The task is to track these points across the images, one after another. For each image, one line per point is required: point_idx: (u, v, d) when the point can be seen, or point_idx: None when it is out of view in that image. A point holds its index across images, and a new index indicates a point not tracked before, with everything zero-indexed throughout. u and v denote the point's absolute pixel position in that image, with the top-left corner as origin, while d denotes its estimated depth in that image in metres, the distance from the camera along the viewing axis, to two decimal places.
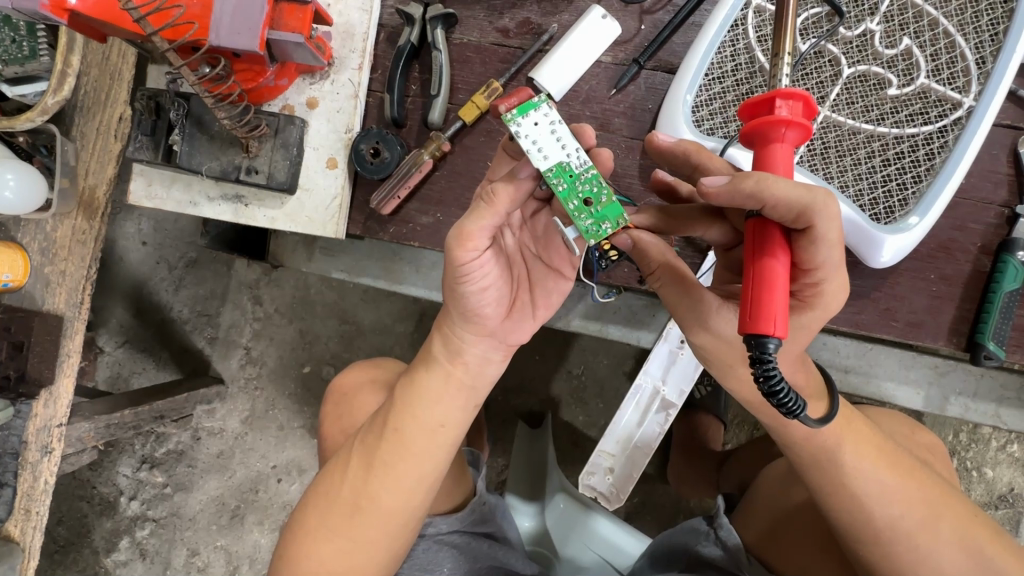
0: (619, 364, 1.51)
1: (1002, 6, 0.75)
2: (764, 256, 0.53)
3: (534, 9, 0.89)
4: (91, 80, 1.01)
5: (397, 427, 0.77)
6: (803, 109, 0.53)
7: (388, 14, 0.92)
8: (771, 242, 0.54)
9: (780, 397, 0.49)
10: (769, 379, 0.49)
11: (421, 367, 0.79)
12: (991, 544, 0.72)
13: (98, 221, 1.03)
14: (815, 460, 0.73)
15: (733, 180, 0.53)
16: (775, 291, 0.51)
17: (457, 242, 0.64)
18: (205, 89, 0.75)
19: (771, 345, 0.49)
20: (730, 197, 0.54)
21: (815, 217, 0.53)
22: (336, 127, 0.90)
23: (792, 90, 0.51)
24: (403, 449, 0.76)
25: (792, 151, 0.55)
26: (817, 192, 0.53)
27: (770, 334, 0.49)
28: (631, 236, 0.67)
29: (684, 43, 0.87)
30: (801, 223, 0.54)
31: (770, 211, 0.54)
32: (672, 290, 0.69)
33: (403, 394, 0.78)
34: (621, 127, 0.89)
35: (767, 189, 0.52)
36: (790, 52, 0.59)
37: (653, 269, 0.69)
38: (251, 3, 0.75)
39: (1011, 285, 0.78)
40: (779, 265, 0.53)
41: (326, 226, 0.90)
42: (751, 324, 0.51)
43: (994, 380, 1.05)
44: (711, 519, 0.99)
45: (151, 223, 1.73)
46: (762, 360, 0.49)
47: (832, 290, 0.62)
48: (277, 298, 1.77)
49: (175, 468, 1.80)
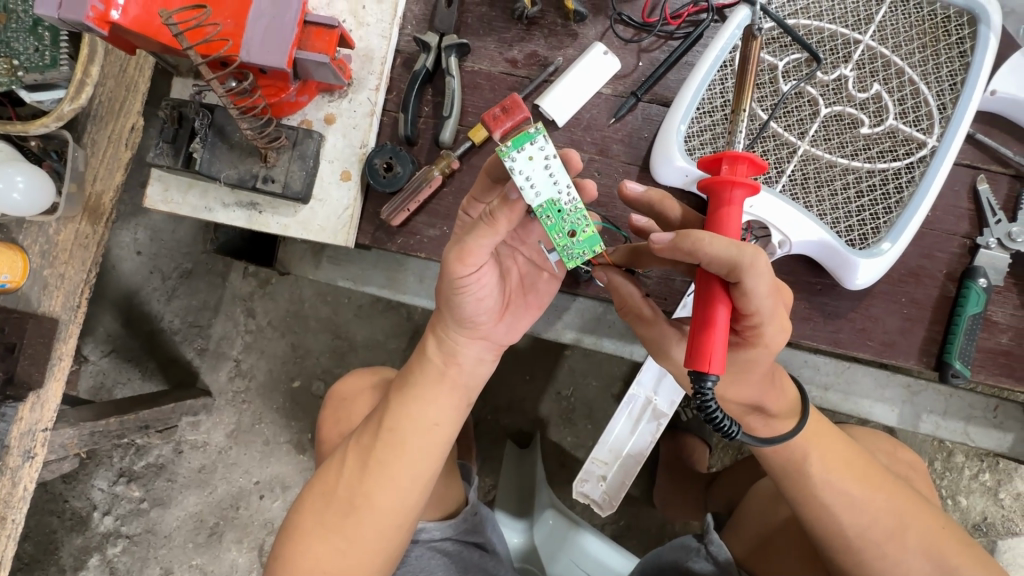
0: (607, 385, 1.54)
1: (959, 60, 0.84)
2: (702, 306, 0.59)
3: (542, 43, 0.97)
4: (107, 91, 1.05)
5: (391, 425, 0.79)
6: (746, 170, 0.61)
7: (405, 41, 0.98)
8: (710, 293, 0.60)
9: (713, 418, 0.58)
10: (704, 408, 0.56)
11: (415, 367, 0.82)
12: (958, 553, 0.75)
13: (102, 226, 1.07)
14: (784, 470, 0.78)
15: (672, 238, 0.59)
16: (712, 337, 0.57)
17: (459, 257, 0.68)
18: (231, 101, 0.80)
19: (709, 381, 0.56)
20: (672, 251, 0.60)
21: (742, 274, 0.57)
22: (351, 142, 0.95)
23: (737, 154, 0.60)
24: (399, 445, 0.78)
25: (738, 207, 0.62)
26: (743, 250, 0.57)
27: (708, 372, 0.55)
28: (606, 274, 0.76)
29: (677, 80, 0.95)
30: (733, 279, 0.58)
31: (707, 265, 0.59)
32: (640, 324, 0.76)
33: (399, 396, 0.81)
34: (619, 153, 0.95)
35: (700, 248, 0.58)
36: (749, 110, 0.66)
37: (625, 305, 0.77)
38: (284, 25, 0.81)
39: (974, 309, 0.85)
40: (717, 312, 0.58)
41: (336, 235, 0.95)
42: (693, 360, 0.57)
43: (962, 400, 1.10)
44: (701, 537, 1.03)
45: (147, 233, 1.74)
46: (701, 394, 0.56)
47: (773, 331, 0.65)
48: (270, 311, 1.78)
49: (154, 482, 1.76)
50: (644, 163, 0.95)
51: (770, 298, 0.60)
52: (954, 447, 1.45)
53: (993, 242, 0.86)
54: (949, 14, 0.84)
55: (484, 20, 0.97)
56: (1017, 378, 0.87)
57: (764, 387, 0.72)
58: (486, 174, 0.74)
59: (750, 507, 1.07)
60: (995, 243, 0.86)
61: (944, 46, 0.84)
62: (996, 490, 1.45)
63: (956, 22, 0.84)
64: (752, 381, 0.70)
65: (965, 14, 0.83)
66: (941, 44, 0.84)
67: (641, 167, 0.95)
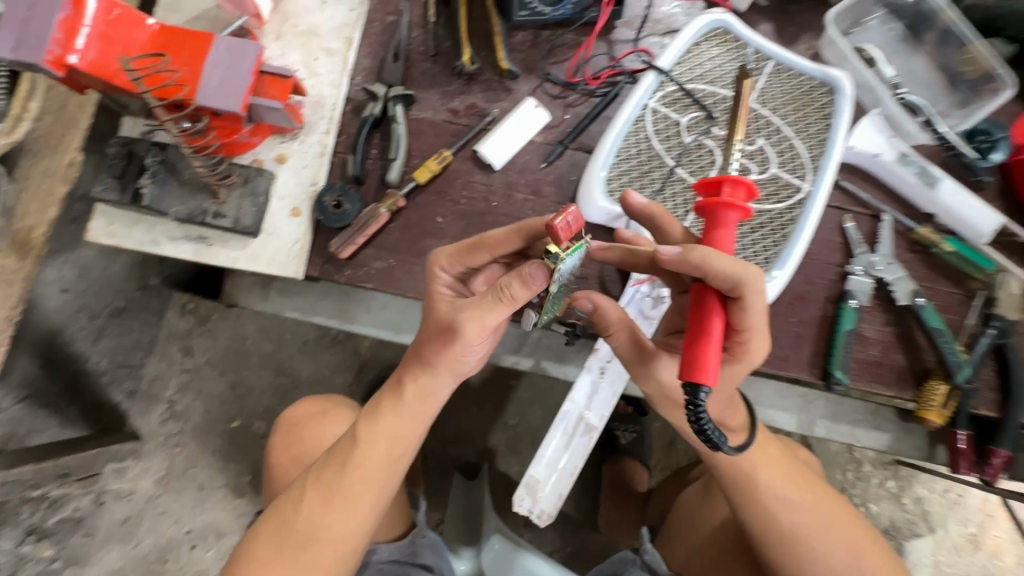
0: (550, 414, 1.61)
1: (823, 121, 1.02)
2: (703, 317, 0.68)
3: (480, 96, 1.08)
4: (45, 128, 1.11)
5: (360, 461, 0.80)
6: (745, 196, 0.70)
7: (355, 90, 1.06)
8: (710, 307, 0.69)
9: (707, 432, 0.63)
10: (699, 420, 0.62)
11: (388, 403, 0.82)
12: (869, 543, 0.87)
13: (30, 261, 1.10)
14: (733, 478, 0.87)
15: (684, 253, 0.67)
16: (711, 345, 0.65)
17: (478, 331, 0.73)
18: (184, 141, 0.86)
19: (703, 392, 0.63)
20: (680, 264, 0.67)
21: (745, 290, 0.67)
22: (301, 180, 1.01)
23: (739, 180, 0.68)
24: (366, 480, 0.80)
25: (733, 230, 0.71)
26: (747, 268, 0.67)
27: (704, 383, 0.63)
28: (592, 301, 0.82)
29: (600, 131, 1.08)
30: (735, 292, 0.68)
31: (712, 279, 0.67)
32: (631, 342, 0.84)
33: (365, 427, 0.81)
34: (550, 193, 1.06)
35: (710, 264, 0.66)
36: (742, 137, 0.80)
37: (613, 325, 0.84)
38: (239, 74, 0.87)
39: (848, 325, 1.00)
40: (714, 324, 0.67)
41: (286, 267, 0.99)
42: (688, 373, 0.64)
43: (848, 406, 1.25)
44: (637, 548, 1.10)
45: (76, 269, 1.62)
46: (695, 405, 0.62)
47: (757, 343, 0.76)
48: (210, 350, 1.73)
49: (69, 539, 1.63)
50: (572, 203, 1.06)
51: (762, 314, 0.72)
52: (860, 457, 1.62)
53: (860, 269, 1.03)
54: (814, 84, 1.03)
55: (428, 75, 1.08)
56: (886, 385, 1.02)
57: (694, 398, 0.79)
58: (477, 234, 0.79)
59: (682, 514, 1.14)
60: (861, 270, 1.03)
61: (811, 110, 1.03)
62: (899, 495, 1.61)
63: (819, 91, 1.03)
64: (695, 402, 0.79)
65: (826, 86, 1.02)
66: (809, 108, 1.03)
67: (570, 206, 1.06)
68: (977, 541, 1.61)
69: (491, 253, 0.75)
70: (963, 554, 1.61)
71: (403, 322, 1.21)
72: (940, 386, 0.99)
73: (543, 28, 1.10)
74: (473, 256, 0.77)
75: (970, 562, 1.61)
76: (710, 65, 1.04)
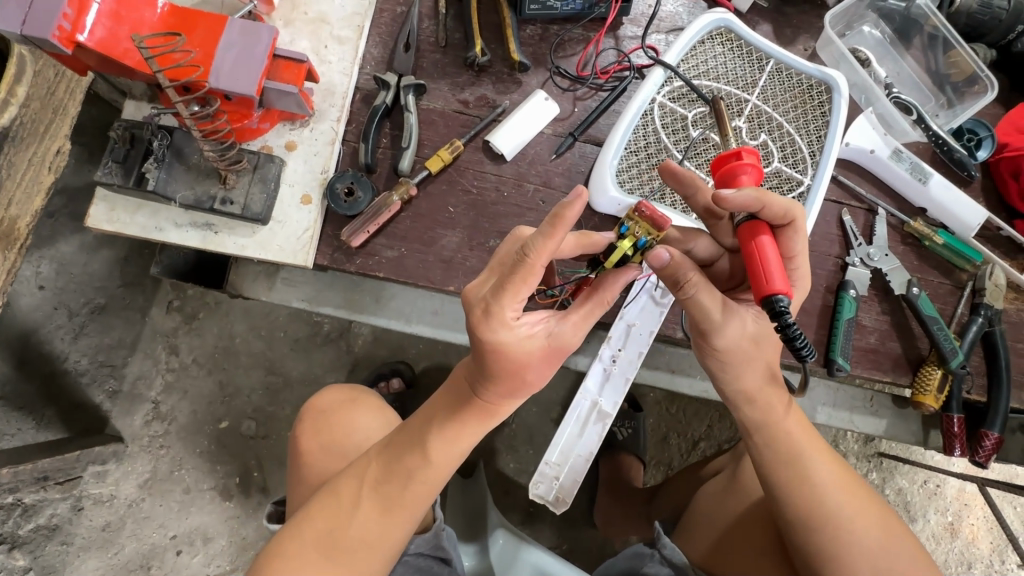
0: (547, 410, 1.60)
1: (822, 118, 1.04)
2: (758, 243, 0.67)
3: (490, 88, 1.09)
4: (31, 112, 1.06)
5: (426, 478, 0.79)
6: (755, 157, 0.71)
7: (364, 79, 1.06)
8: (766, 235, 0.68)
9: (798, 339, 0.62)
10: (789, 327, 0.62)
11: (452, 424, 0.77)
12: (907, 537, 0.82)
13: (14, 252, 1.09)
14: (786, 453, 0.82)
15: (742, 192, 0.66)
16: (774, 262, 0.65)
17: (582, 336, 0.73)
18: (195, 125, 0.84)
19: (782, 301, 0.64)
20: (743, 199, 0.66)
21: (794, 215, 0.71)
22: (311, 168, 1.00)
23: (748, 150, 0.70)
24: (429, 495, 0.80)
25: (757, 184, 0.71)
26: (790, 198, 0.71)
27: (780, 292, 0.64)
28: (669, 250, 0.69)
29: (607, 124, 1.10)
30: (787, 218, 0.71)
31: (767, 210, 0.68)
32: (708, 292, 0.71)
33: (417, 432, 0.80)
34: (560, 184, 1.07)
35: (767, 199, 0.67)
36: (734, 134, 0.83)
37: (690, 277, 0.70)
38: (252, 57, 0.86)
39: (848, 314, 1.04)
40: (771, 241, 0.67)
41: (296, 255, 0.98)
42: (766, 287, 0.65)
43: (847, 392, 1.31)
44: (654, 542, 1.02)
45: (53, 265, 1.47)
46: (781, 313, 0.63)
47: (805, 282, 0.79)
48: (196, 348, 1.66)
49: (44, 547, 1.52)
50: (581, 195, 1.07)
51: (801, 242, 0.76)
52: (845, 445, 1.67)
53: (858, 260, 1.07)
54: (812, 83, 1.05)
55: (438, 65, 1.08)
56: (883, 371, 1.06)
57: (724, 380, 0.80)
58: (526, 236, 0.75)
59: (701, 507, 1.08)
60: (858, 261, 1.07)
61: (812, 107, 1.05)
62: (881, 486, 1.60)
63: (817, 90, 1.05)
64: (752, 369, 0.79)
65: (824, 84, 1.04)
66: (808, 105, 1.05)
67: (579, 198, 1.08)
68: (954, 529, 1.60)
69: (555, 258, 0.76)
70: (942, 542, 1.59)
71: (413, 313, 1.24)
72: (935, 371, 1.03)
73: (552, 23, 1.11)
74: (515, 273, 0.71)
75: (949, 550, 1.59)
76: (714, 63, 1.06)
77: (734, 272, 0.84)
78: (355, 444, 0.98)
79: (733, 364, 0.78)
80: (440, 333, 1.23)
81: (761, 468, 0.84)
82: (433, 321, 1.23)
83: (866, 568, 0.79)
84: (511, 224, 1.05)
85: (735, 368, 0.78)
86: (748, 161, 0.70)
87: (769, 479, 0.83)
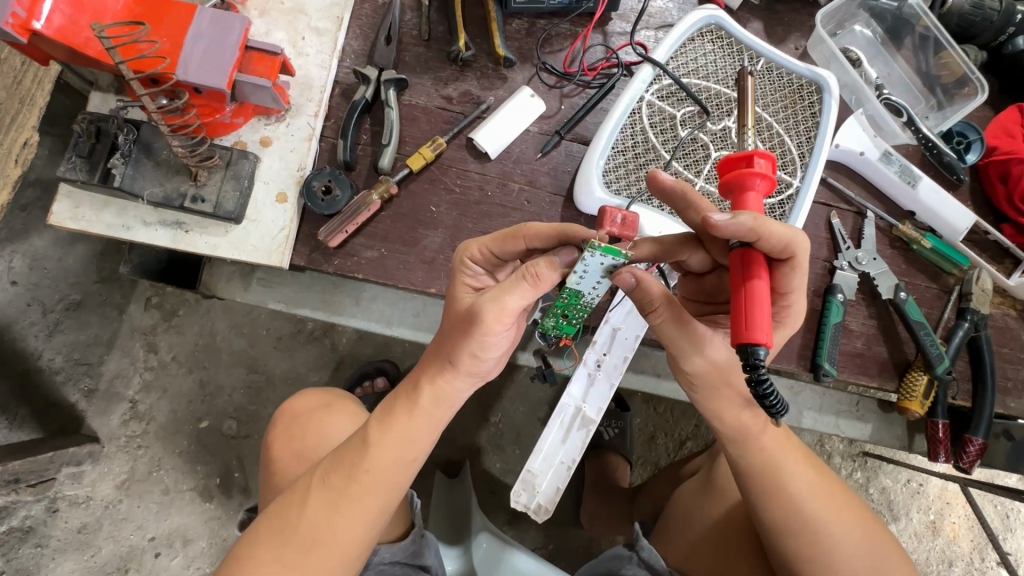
0: (534, 410, 1.57)
1: (812, 119, 1.02)
2: (750, 278, 0.61)
3: (474, 83, 1.06)
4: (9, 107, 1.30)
5: (369, 465, 0.75)
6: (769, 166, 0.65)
7: (344, 72, 1.03)
8: (759, 267, 0.63)
9: (770, 398, 0.56)
10: (761, 383, 0.55)
11: (403, 406, 0.76)
12: (886, 539, 0.82)
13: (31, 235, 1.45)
14: (762, 465, 0.80)
15: (737, 217, 0.60)
16: (763, 306, 0.59)
17: (497, 316, 0.68)
18: (163, 119, 0.80)
19: (761, 352, 0.57)
20: (736, 227, 0.61)
21: (794, 249, 0.65)
22: (288, 164, 0.96)
23: (759, 154, 0.64)
24: (373, 484, 0.75)
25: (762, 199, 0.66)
26: (793, 228, 0.65)
27: (761, 343, 0.57)
28: (635, 275, 0.70)
29: (595, 123, 1.07)
30: (786, 252, 0.65)
31: (762, 243, 0.63)
32: (673, 324, 0.72)
33: (375, 428, 0.76)
34: (546, 184, 1.05)
35: (764, 227, 0.62)
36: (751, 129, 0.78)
37: (654, 306, 0.72)
38: (223, 48, 0.83)
39: (836, 318, 1.02)
40: (764, 284, 0.61)
41: (271, 255, 0.95)
42: (745, 335, 0.58)
43: (833, 396, 1.32)
44: (632, 544, 1.02)
45: (26, 260, 1.44)
46: (755, 365, 0.56)
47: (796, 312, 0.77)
48: (176, 346, 1.55)
49: (17, 550, 1.44)
50: (568, 194, 1.05)
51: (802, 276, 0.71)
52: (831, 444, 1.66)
53: (846, 264, 1.05)
54: (803, 83, 1.02)
55: (421, 59, 1.04)
56: (869, 376, 1.06)
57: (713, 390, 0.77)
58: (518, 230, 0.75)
59: (678, 507, 1.07)
60: (847, 265, 1.05)
61: (802, 107, 1.02)
62: (866, 486, 1.60)
63: (807, 90, 1.03)
64: (725, 398, 0.78)
65: (814, 84, 1.02)
66: (798, 105, 1.03)
67: (566, 198, 1.05)
68: (936, 527, 1.61)
69: (527, 244, 0.74)
70: (924, 540, 1.59)
71: (393, 314, 1.26)
72: (920, 376, 1.03)
73: (539, 17, 1.09)
74: (509, 245, 0.75)
75: (930, 548, 1.59)
76: (704, 61, 1.03)
77: (722, 288, 0.83)
78: (326, 447, 0.95)
79: (703, 388, 0.78)
80: (421, 337, 1.26)
81: (738, 478, 0.83)
82: (416, 323, 1.26)
83: (847, 571, 0.78)
84: (494, 224, 1.03)
85: (705, 391, 0.78)
86: (757, 175, 0.64)
87: (747, 488, 0.82)
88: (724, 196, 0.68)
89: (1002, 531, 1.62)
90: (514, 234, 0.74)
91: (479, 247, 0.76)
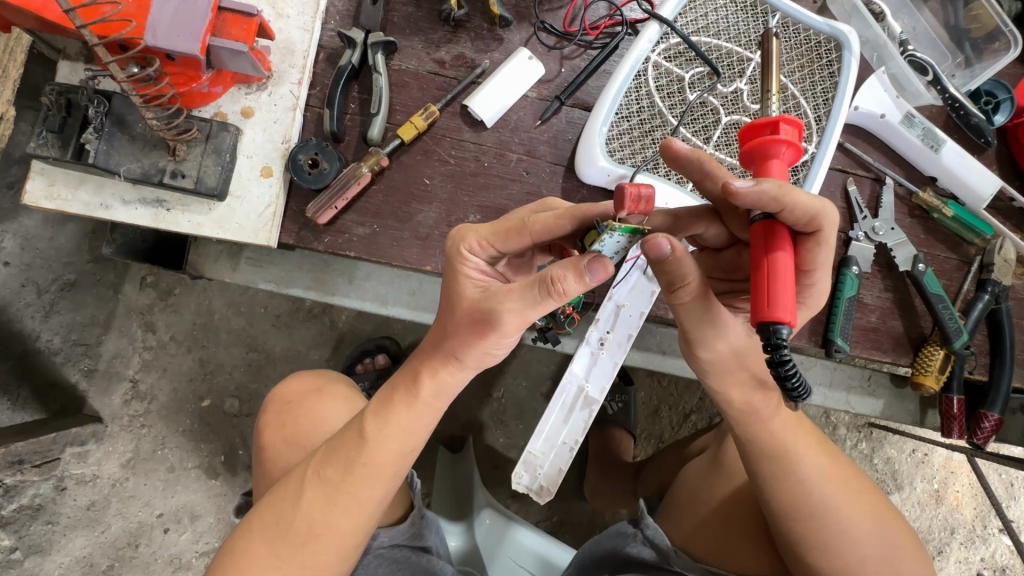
0: (537, 386, 1.55)
1: (830, 79, 0.94)
2: (772, 252, 0.57)
3: (468, 45, 0.99)
4: None
5: (366, 459, 0.72)
6: (797, 132, 0.60)
7: (328, 36, 0.96)
8: (778, 240, 0.58)
9: (791, 377, 0.52)
10: (782, 363, 0.51)
11: (402, 397, 0.74)
12: (896, 522, 0.80)
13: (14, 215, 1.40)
14: (772, 449, 0.78)
15: (758, 183, 0.56)
16: (785, 282, 0.55)
17: (517, 324, 0.66)
18: (134, 89, 0.74)
19: (784, 330, 0.53)
20: (758, 195, 0.56)
21: (821, 224, 0.60)
22: (272, 136, 0.91)
23: (781, 118, 0.58)
24: (370, 477, 0.73)
25: (786, 168, 0.61)
26: (819, 198, 0.59)
27: (785, 321, 0.53)
28: (672, 243, 0.62)
29: (597, 86, 1.00)
30: (811, 226, 0.60)
31: (787, 213, 0.58)
32: (696, 302, 0.67)
33: (371, 417, 0.73)
34: (546, 154, 0.99)
35: (789, 196, 0.57)
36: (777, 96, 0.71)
37: (684, 280, 0.65)
38: (194, 10, 0.78)
39: (850, 293, 0.98)
40: (787, 258, 0.56)
41: (258, 233, 0.91)
42: (767, 313, 0.54)
43: (843, 371, 1.29)
44: (636, 520, 0.98)
45: (18, 240, 1.41)
46: (777, 344, 0.52)
47: (813, 291, 0.72)
48: (174, 325, 1.51)
49: (28, 527, 1.44)
50: (569, 164, 0.99)
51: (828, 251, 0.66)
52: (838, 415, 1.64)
53: (862, 235, 1.00)
54: (821, 40, 0.94)
55: (410, 20, 0.98)
56: (883, 351, 1.02)
57: (718, 374, 0.74)
58: (524, 224, 0.69)
59: (680, 486, 1.05)
60: (863, 236, 1.00)
61: (820, 66, 0.95)
62: (871, 456, 1.58)
63: (826, 47, 0.95)
64: (731, 380, 0.74)
65: (833, 41, 0.94)
66: (815, 66, 0.95)
67: (566, 168, 0.99)
68: (939, 496, 1.60)
69: (534, 239, 0.69)
70: (927, 509, 1.59)
71: (389, 294, 1.24)
72: (936, 351, 0.99)
73: None
74: (512, 240, 0.70)
75: (933, 517, 1.59)
76: (716, 17, 0.96)
77: (739, 265, 0.78)
78: (320, 432, 0.93)
79: (710, 369, 0.74)
80: (417, 316, 1.24)
81: (745, 459, 0.80)
82: (410, 302, 1.23)
83: (855, 555, 0.77)
84: (492, 195, 0.98)
85: (711, 373, 0.75)
86: (782, 142, 0.59)
87: (753, 469, 0.80)
88: (745, 166, 0.63)
89: (1007, 499, 1.61)
90: (521, 230, 0.69)
91: (478, 240, 0.71)
